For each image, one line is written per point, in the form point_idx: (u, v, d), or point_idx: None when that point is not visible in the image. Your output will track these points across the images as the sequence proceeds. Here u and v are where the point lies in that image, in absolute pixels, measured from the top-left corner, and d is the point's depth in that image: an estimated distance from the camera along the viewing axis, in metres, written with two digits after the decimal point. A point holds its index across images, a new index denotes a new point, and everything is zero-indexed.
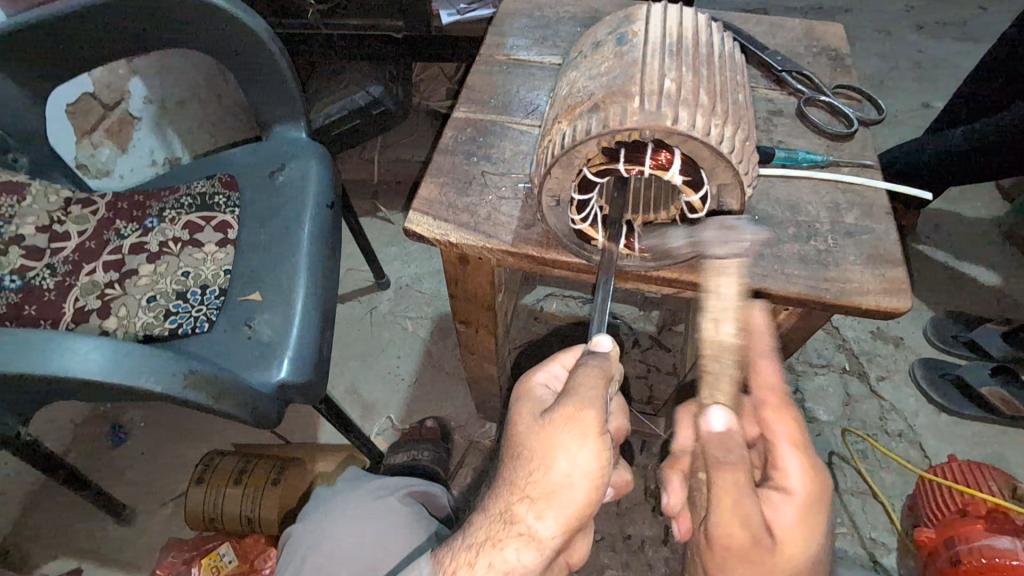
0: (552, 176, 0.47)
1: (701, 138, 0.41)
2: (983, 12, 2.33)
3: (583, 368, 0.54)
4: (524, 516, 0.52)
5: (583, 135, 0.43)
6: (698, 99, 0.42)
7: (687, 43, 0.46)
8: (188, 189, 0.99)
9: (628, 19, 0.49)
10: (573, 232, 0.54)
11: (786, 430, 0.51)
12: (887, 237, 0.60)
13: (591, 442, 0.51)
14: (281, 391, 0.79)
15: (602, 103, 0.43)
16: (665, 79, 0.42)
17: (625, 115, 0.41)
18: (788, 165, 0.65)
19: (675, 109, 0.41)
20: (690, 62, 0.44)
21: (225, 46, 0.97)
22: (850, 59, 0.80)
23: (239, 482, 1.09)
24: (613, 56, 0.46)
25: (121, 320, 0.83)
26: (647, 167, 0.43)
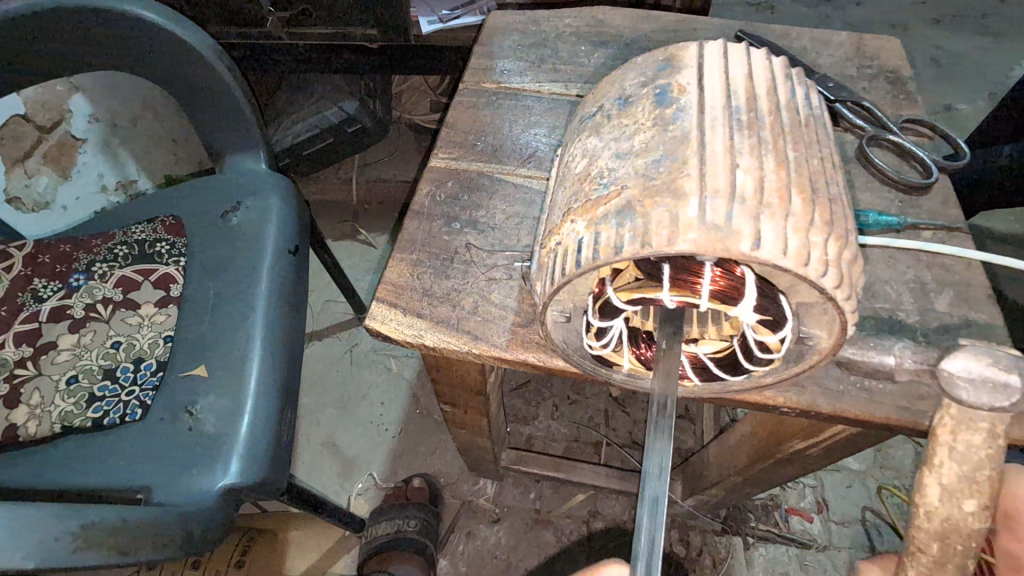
0: (563, 291, 0.33)
1: (793, 267, 0.27)
2: (1005, 3, 2.18)
3: None
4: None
5: (611, 251, 0.29)
6: (787, 198, 0.28)
7: (760, 105, 0.31)
8: (124, 235, 0.84)
9: (671, 65, 0.34)
10: (591, 356, 0.38)
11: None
12: (993, 332, 0.46)
13: None
14: (229, 497, 0.65)
15: (638, 203, 0.29)
16: (735, 169, 0.28)
17: (674, 228, 0.27)
18: (855, 229, 0.51)
19: (754, 221, 0.27)
20: (770, 137, 0.30)
21: (165, 69, 0.82)
22: (913, 83, 0.66)
23: (196, 565, 0.92)
24: (651, 123, 0.32)
25: (32, 410, 0.68)
26: (704, 300, 0.31)
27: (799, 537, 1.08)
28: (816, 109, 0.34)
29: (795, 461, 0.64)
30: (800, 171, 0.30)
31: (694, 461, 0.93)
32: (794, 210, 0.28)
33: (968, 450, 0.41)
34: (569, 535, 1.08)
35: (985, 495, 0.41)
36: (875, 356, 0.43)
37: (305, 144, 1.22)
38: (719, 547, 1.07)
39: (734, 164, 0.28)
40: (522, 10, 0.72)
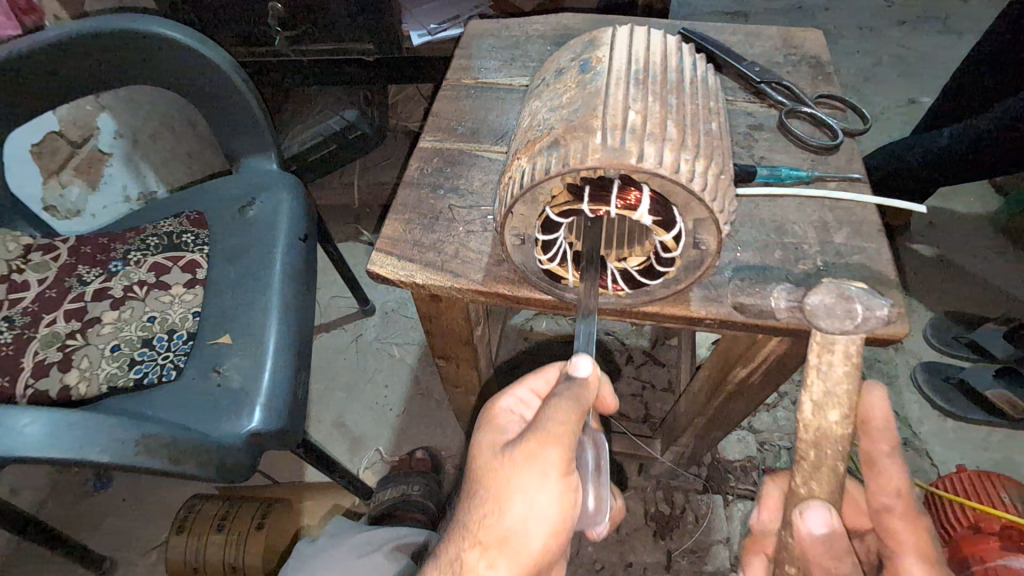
0: (515, 214, 0.44)
1: (671, 177, 0.38)
2: (965, 5, 2.30)
3: (554, 399, 0.47)
4: (472, 565, 0.46)
5: (543, 173, 0.39)
6: (664, 131, 0.40)
7: (652, 71, 0.43)
8: (154, 228, 0.95)
9: (592, 45, 0.46)
10: (542, 272, 0.50)
11: (917, 544, 0.52)
12: (880, 256, 0.56)
13: (553, 483, 0.45)
14: (254, 441, 0.75)
15: (561, 139, 0.40)
16: (629, 111, 0.39)
17: (587, 151, 0.38)
18: (772, 183, 0.62)
19: (641, 145, 0.38)
20: (657, 90, 0.42)
21: (190, 83, 0.94)
22: (831, 67, 0.77)
23: (222, 528, 1.04)
24: (573, 86, 0.43)
25: (82, 372, 0.79)
26: (613, 207, 0.41)
27: None
28: (701, 78, 0.46)
29: (743, 392, 0.73)
30: (679, 114, 0.41)
31: (671, 417, 1.01)
32: (671, 138, 0.39)
33: (832, 371, 0.47)
34: None
35: (845, 406, 0.47)
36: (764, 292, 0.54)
37: (311, 150, 1.32)
38: (700, 504, 1.16)
39: (627, 107, 0.39)
40: (497, 20, 0.84)
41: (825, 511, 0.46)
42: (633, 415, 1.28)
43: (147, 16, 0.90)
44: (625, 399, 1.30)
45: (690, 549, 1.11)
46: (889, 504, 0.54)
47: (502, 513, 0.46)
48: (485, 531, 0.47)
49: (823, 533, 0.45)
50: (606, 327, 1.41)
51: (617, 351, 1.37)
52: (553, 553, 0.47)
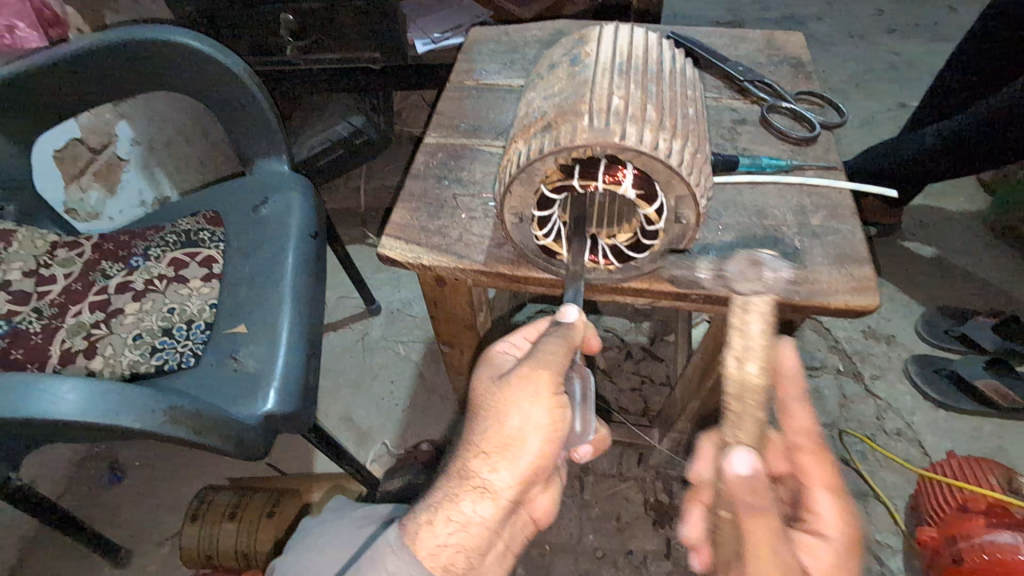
0: (513, 194, 0.50)
1: (650, 153, 0.44)
2: (954, 13, 2.36)
3: (547, 338, 0.56)
4: (479, 470, 0.57)
5: (539, 152, 0.46)
6: (645, 114, 0.46)
7: (632, 65, 0.50)
8: (173, 227, 1.01)
9: (581, 44, 0.53)
10: (539, 248, 0.56)
11: (822, 474, 0.57)
12: (853, 236, 0.61)
13: (543, 400, 0.55)
14: (268, 422, 0.79)
15: (553, 123, 0.46)
16: (613, 97, 0.46)
17: (576, 132, 0.45)
18: (754, 172, 0.66)
19: (622, 126, 0.45)
20: (637, 79, 0.49)
21: (209, 89, 1.00)
22: (811, 66, 0.82)
23: (234, 516, 1.07)
24: (564, 78, 0.50)
25: (106, 359, 0.83)
26: (600, 181, 0.47)
27: None
28: (675, 73, 0.54)
29: (734, 371, 0.77)
30: (655, 102, 0.48)
31: (668, 406, 1.04)
32: (650, 120, 0.45)
33: None
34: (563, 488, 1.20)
35: None
36: None
37: (321, 155, 1.39)
38: None
39: (610, 95, 0.46)
40: (497, 26, 0.89)
41: (750, 455, 0.46)
42: (632, 408, 1.31)
43: (167, 27, 0.96)
44: (624, 393, 1.34)
45: None
46: (799, 442, 0.59)
47: (501, 427, 0.56)
48: (487, 444, 0.57)
49: (747, 474, 0.45)
50: (605, 323, 1.45)
51: (616, 347, 1.41)
52: (544, 463, 0.57)
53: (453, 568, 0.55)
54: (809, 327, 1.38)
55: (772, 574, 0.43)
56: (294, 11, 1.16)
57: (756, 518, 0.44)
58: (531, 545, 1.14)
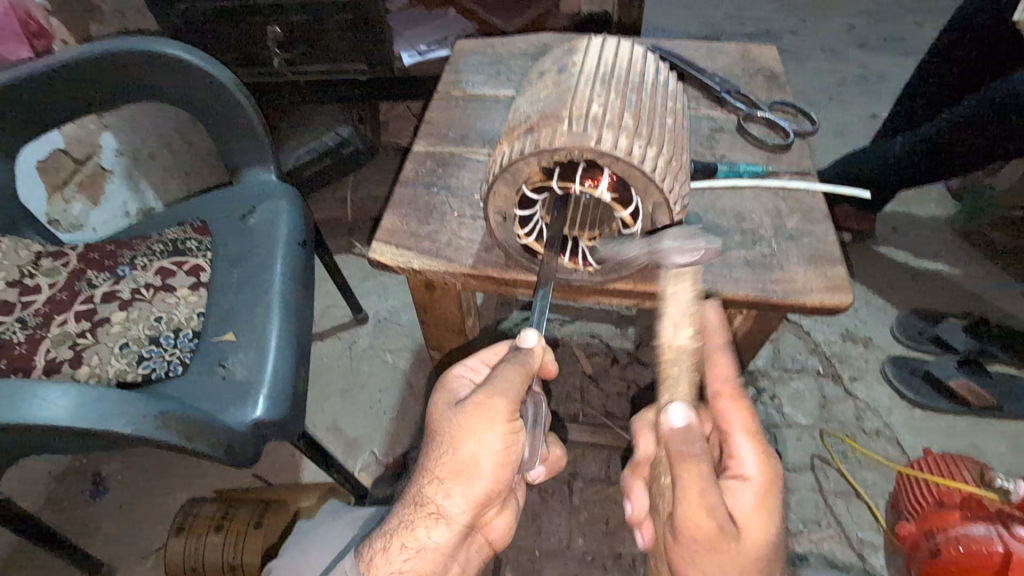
0: (497, 193, 0.53)
1: (625, 159, 0.47)
2: (920, 28, 2.46)
3: (504, 365, 0.57)
4: (435, 496, 0.58)
5: (520, 153, 0.48)
6: (622, 121, 0.49)
7: (615, 76, 0.53)
8: (160, 236, 1.01)
9: (571, 55, 0.56)
10: (521, 247, 0.58)
11: (741, 420, 0.56)
12: (827, 238, 0.63)
13: (498, 428, 0.56)
14: (257, 429, 0.79)
15: (535, 127, 0.49)
16: (593, 104, 0.49)
17: (555, 136, 0.48)
18: (731, 178, 0.69)
19: (601, 132, 0.47)
20: (618, 88, 0.52)
21: (196, 101, 1.01)
22: (784, 78, 0.85)
23: (221, 528, 1.06)
24: (551, 85, 0.53)
25: (92, 368, 0.83)
26: (578, 186, 0.50)
27: None
28: (658, 84, 0.56)
29: None
30: (634, 110, 0.51)
31: None
32: (626, 127, 0.48)
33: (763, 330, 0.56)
34: (552, 494, 1.21)
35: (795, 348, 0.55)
36: (720, 274, 0.61)
37: (308, 165, 1.40)
38: None
39: (590, 102, 0.49)
40: (482, 39, 0.92)
41: (685, 409, 0.53)
42: (619, 412, 1.33)
43: (154, 38, 0.97)
44: (611, 398, 1.36)
45: None
46: (719, 390, 0.58)
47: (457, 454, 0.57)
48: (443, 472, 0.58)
49: (682, 426, 0.52)
50: (591, 329, 1.47)
51: (603, 352, 1.43)
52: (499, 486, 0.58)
53: None
54: (790, 330, 1.42)
55: (704, 520, 0.48)
56: (282, 23, 1.17)
57: (688, 463, 0.49)
58: (522, 551, 1.15)
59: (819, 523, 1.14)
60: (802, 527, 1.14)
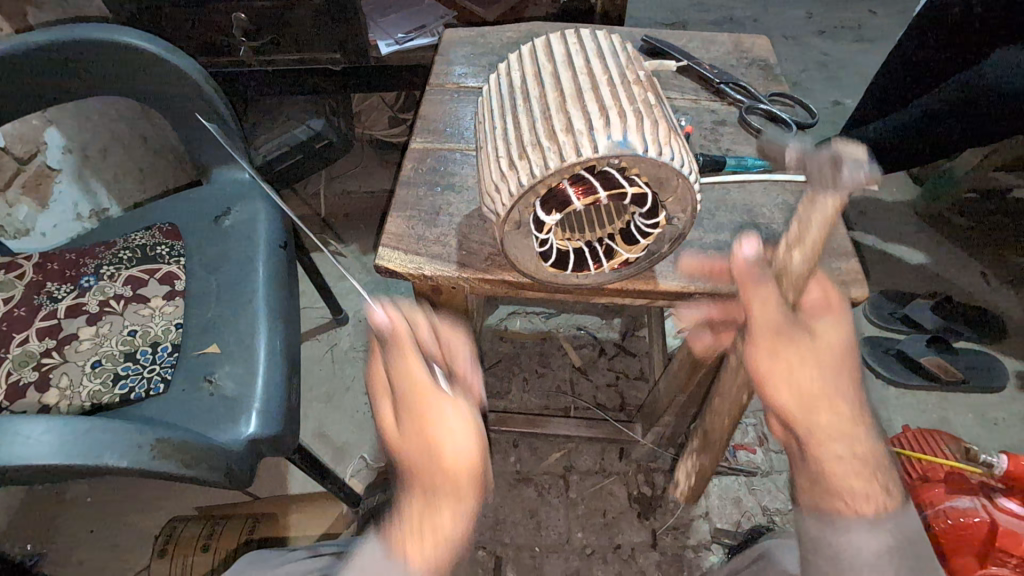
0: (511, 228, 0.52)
1: (534, 180, 0.49)
2: (873, 16, 2.53)
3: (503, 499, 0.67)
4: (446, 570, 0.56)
5: (504, 208, 0.50)
6: (553, 125, 0.50)
7: (528, 87, 0.55)
8: (126, 242, 0.93)
9: (494, 89, 0.59)
10: (605, 274, 0.57)
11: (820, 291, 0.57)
12: (838, 232, 0.65)
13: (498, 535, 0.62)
14: (253, 446, 0.75)
15: (494, 190, 0.52)
16: (499, 144, 0.53)
17: (515, 185, 0.50)
18: (739, 172, 0.70)
19: (542, 156, 0.49)
20: (521, 106, 0.54)
21: (161, 94, 0.93)
22: (778, 69, 0.86)
23: (208, 547, 1.00)
24: (484, 142, 0.57)
25: (63, 391, 0.76)
26: (576, 200, 0.49)
27: (745, 467, 1.22)
28: (586, 56, 0.56)
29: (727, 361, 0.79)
30: (543, 112, 0.52)
31: (651, 401, 1.07)
32: (526, 145, 0.50)
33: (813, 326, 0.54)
34: (548, 489, 1.21)
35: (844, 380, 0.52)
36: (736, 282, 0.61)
37: (277, 160, 1.32)
38: None
39: (498, 145, 0.54)
40: (471, 28, 0.90)
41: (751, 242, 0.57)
42: (611, 404, 1.34)
43: (109, 25, 0.88)
44: (602, 390, 1.36)
45: (673, 526, 1.16)
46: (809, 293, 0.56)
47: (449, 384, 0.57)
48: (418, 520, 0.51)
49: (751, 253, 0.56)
50: (577, 322, 1.46)
51: (590, 344, 1.42)
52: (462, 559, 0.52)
53: None
54: None
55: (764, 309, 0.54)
56: (247, 9, 1.10)
57: (755, 286, 0.54)
58: (521, 548, 1.14)
59: None
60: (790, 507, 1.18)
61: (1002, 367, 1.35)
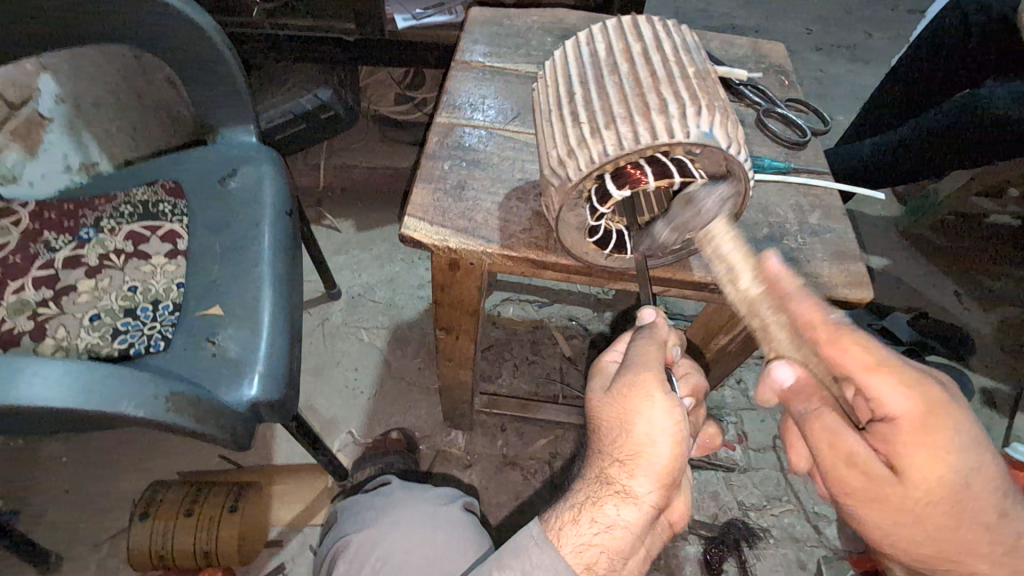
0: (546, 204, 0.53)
1: (616, 154, 0.49)
2: (870, 37, 2.60)
3: (637, 341, 0.57)
4: (619, 477, 0.53)
5: (577, 176, 0.50)
6: (646, 103, 0.50)
7: (614, 61, 0.55)
8: (127, 196, 0.91)
9: (570, 55, 0.58)
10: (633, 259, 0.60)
11: (858, 358, 0.53)
12: (846, 235, 0.67)
13: (660, 399, 0.53)
14: (254, 410, 0.74)
15: (566, 155, 0.51)
16: (579, 111, 0.53)
17: (597, 154, 0.49)
18: (755, 171, 0.72)
19: (633, 132, 0.49)
20: (605, 80, 0.54)
21: (174, 47, 0.90)
22: (793, 75, 0.88)
23: (191, 513, 0.99)
24: (552, 107, 0.56)
25: (59, 343, 0.74)
26: (654, 180, 0.49)
27: (725, 463, 1.26)
28: (669, 44, 0.56)
29: (726, 355, 0.82)
30: (631, 89, 0.52)
31: None
32: (612, 116, 0.50)
33: None
34: (533, 473, 1.22)
35: None
36: None
37: (281, 127, 1.29)
38: None
39: (576, 112, 0.53)
40: (496, 9, 0.90)
41: None
42: None
43: None
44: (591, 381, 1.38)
45: None
46: None
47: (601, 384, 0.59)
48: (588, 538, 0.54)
49: None
50: (570, 313, 1.47)
51: (582, 336, 1.44)
52: (629, 560, 0.54)
53: (595, 568, 0.53)
54: None
55: None
56: None
57: None
58: (502, 529, 1.16)
59: (781, 499, 1.22)
60: (765, 503, 1.22)
61: (971, 382, 1.41)
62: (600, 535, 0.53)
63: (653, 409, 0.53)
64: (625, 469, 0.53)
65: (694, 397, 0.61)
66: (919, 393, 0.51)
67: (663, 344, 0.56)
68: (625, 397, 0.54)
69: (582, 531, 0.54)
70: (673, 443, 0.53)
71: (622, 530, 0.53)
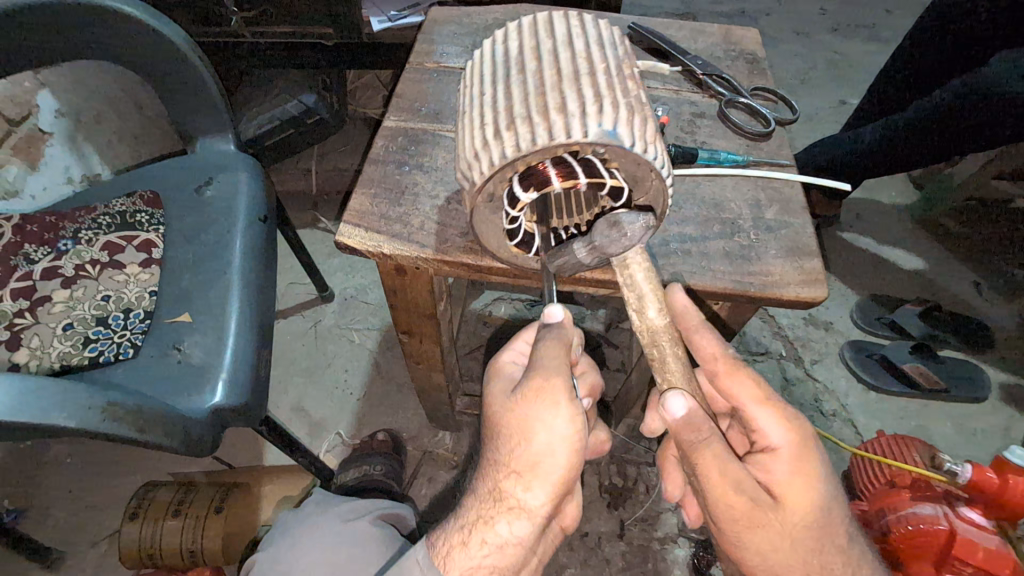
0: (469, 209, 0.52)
1: (515, 154, 0.47)
2: (890, 16, 2.47)
3: (543, 342, 0.54)
4: (513, 492, 0.55)
5: (482, 177, 0.49)
6: (549, 102, 0.48)
7: (525, 60, 0.54)
8: (106, 208, 0.93)
9: (487, 55, 0.57)
10: None
11: (749, 390, 0.55)
12: (805, 230, 0.64)
13: (564, 408, 0.52)
14: (217, 416, 0.76)
15: (475, 156, 0.50)
16: (488, 113, 0.52)
17: (502, 153, 0.48)
18: (711, 166, 0.69)
19: (535, 131, 0.47)
20: (518, 79, 0.52)
21: (145, 63, 0.93)
22: (766, 62, 0.84)
23: (179, 513, 1.02)
24: (468, 106, 0.55)
25: (33, 352, 0.77)
26: (557, 181, 0.49)
27: None
28: (586, 41, 0.55)
29: None
30: (539, 88, 0.50)
31: (626, 392, 1.07)
32: (516, 117, 0.49)
33: None
34: None
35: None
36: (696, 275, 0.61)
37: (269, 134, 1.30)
38: (650, 475, 1.21)
39: (487, 113, 0.52)
40: (456, 7, 0.89)
41: None
42: None
43: None
44: None
45: (642, 518, 1.16)
46: None
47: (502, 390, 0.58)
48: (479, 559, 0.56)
49: None
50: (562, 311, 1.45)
51: None
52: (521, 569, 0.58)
53: None
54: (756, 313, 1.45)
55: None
56: None
57: None
58: None
59: None
60: None
61: (987, 378, 1.34)
62: (490, 555, 0.56)
63: (556, 420, 0.52)
64: (519, 483, 0.54)
65: (592, 396, 0.62)
66: (796, 425, 0.54)
67: (569, 345, 0.55)
68: (528, 404, 0.53)
69: (472, 553, 0.56)
70: (571, 452, 0.53)
71: (514, 547, 0.55)
